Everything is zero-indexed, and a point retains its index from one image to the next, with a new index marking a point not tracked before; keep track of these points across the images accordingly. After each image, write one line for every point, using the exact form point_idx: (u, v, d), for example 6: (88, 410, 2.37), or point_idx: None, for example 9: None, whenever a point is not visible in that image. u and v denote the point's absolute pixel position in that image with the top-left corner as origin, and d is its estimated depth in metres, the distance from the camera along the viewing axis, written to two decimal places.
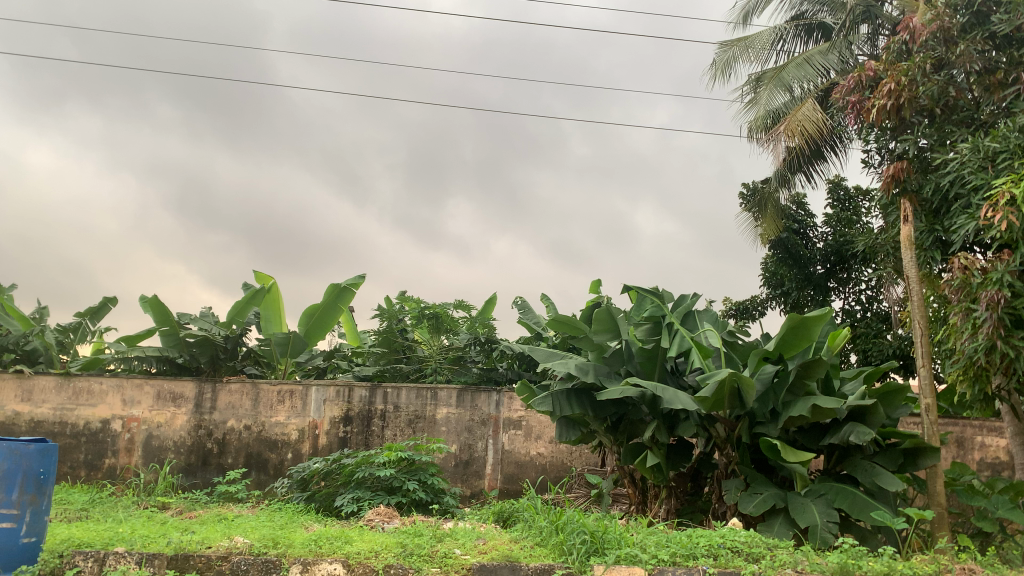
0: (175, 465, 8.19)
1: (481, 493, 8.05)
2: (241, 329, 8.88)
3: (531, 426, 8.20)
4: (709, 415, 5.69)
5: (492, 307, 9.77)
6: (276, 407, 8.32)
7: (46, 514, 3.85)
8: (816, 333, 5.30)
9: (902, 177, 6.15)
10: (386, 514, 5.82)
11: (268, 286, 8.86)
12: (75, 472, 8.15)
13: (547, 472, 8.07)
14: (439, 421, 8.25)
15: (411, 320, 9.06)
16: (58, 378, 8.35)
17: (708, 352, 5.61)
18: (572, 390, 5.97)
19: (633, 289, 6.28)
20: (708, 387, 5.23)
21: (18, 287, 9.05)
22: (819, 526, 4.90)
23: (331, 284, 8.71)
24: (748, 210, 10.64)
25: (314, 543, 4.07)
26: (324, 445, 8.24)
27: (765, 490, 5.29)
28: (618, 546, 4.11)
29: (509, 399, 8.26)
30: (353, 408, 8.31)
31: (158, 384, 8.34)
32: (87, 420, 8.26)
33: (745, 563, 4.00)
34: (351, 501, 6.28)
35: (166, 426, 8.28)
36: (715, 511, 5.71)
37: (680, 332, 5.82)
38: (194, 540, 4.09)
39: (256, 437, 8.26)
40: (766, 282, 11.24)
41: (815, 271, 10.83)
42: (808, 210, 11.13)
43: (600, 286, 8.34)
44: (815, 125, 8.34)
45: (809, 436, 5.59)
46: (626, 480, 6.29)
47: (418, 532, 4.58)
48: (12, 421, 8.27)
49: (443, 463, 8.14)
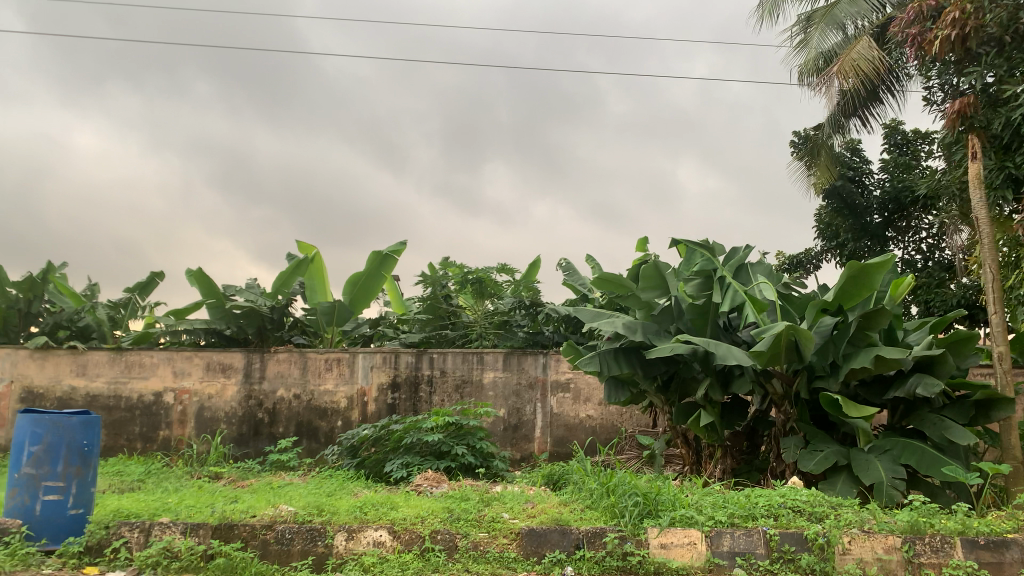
0: (227, 435, 8.27)
1: (531, 457, 7.96)
2: (287, 299, 8.88)
3: (579, 389, 8.06)
4: (765, 371, 5.45)
5: (537, 270, 9.60)
6: (324, 375, 8.32)
7: (92, 486, 3.82)
8: (879, 280, 4.99)
9: (969, 113, 5.70)
10: (435, 478, 5.75)
11: (311, 256, 8.84)
12: (132, 444, 8.28)
13: (597, 434, 7.95)
14: (486, 385, 8.15)
15: (456, 285, 8.94)
16: (111, 352, 8.45)
17: (762, 305, 5.36)
18: (620, 349, 5.78)
19: (682, 243, 6.02)
20: (764, 341, 4.98)
21: (69, 265, 9.20)
22: (885, 484, 4.67)
23: (373, 251, 8.63)
24: (800, 159, 10.20)
25: (360, 510, 3.99)
26: (373, 411, 8.23)
27: (827, 447, 5.07)
28: (672, 507, 3.93)
29: (556, 361, 8.12)
30: (400, 374, 8.25)
31: (207, 356, 8.39)
32: (140, 393, 8.37)
33: (808, 523, 3.79)
34: (400, 467, 6.25)
35: (216, 397, 8.35)
36: (773, 471, 5.50)
37: (732, 286, 5.56)
38: (238, 509, 4.03)
39: (305, 406, 8.28)
40: (820, 234, 10.83)
41: (872, 221, 10.40)
42: (863, 157, 10.63)
43: (647, 245, 8.14)
44: (872, 63, 7.86)
45: (871, 390, 5.32)
46: (679, 441, 6.10)
47: (465, 496, 4.48)
48: (69, 395, 8.42)
49: (492, 428, 8.04)
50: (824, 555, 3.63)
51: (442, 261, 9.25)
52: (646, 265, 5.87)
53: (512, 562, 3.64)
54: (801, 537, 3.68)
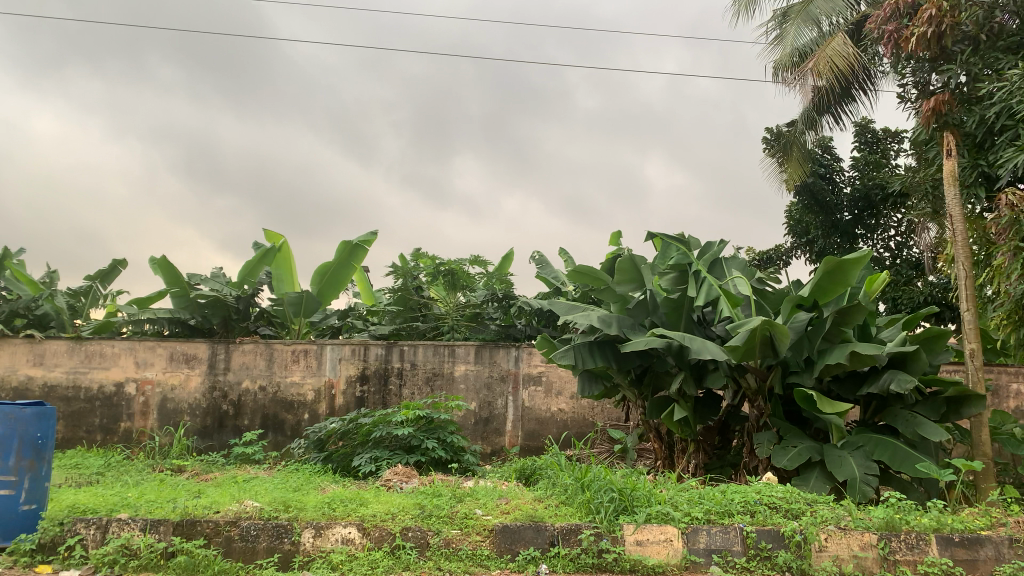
0: (190, 427, 8.07)
1: (501, 451, 7.88)
2: (253, 289, 8.68)
3: (551, 382, 7.99)
4: (740, 366, 5.42)
5: (509, 263, 9.51)
6: (291, 367, 8.14)
7: (46, 480, 3.66)
8: (855, 277, 4.98)
9: (944, 110, 5.72)
10: (405, 473, 5.63)
11: (279, 245, 8.65)
12: (91, 436, 8.04)
13: (568, 428, 7.89)
14: (457, 378, 8.04)
15: (427, 277, 8.81)
16: (70, 341, 8.19)
17: (737, 300, 5.32)
18: (595, 343, 5.71)
19: (658, 236, 5.97)
20: (740, 336, 4.94)
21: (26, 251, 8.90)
22: (858, 480, 4.66)
23: (343, 241, 8.46)
24: (773, 155, 10.21)
25: (328, 506, 3.86)
26: (341, 404, 8.08)
27: (801, 443, 5.05)
28: (648, 504, 3.87)
29: (528, 354, 8.04)
30: (370, 367, 8.11)
31: (171, 346, 8.17)
32: (100, 383, 8.12)
33: (784, 519, 3.76)
34: (369, 461, 6.12)
35: (180, 388, 8.13)
36: (747, 466, 5.48)
37: (708, 281, 5.51)
38: (201, 505, 3.87)
39: (272, 398, 8.10)
40: (790, 231, 10.97)
41: (842, 219, 10.47)
42: (834, 155, 10.70)
43: (620, 239, 8.10)
44: (847, 60, 7.85)
45: (845, 386, 5.32)
46: (652, 435, 6.07)
47: (438, 492, 4.37)
48: (26, 385, 8.14)
49: (463, 421, 7.94)
50: (801, 553, 3.60)
51: (413, 252, 9.10)
52: (622, 258, 5.78)
53: (485, 560, 3.55)
54: (778, 534, 3.65)
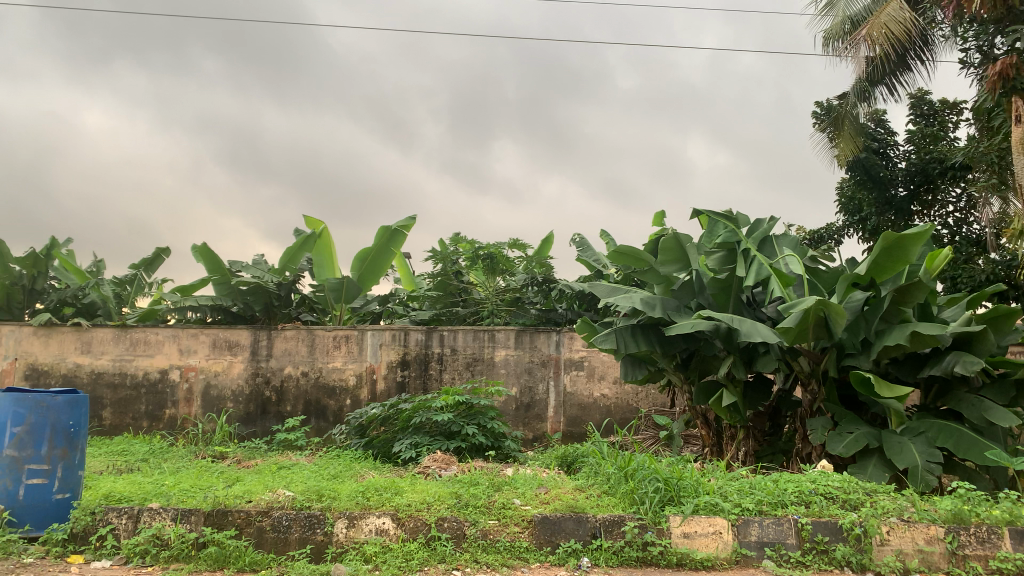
0: (233, 414, 8.08)
1: (544, 436, 7.73)
2: (294, 275, 8.65)
3: (593, 367, 7.81)
4: (792, 348, 5.16)
5: (549, 246, 9.32)
6: (332, 352, 8.10)
7: (79, 469, 3.62)
8: (915, 252, 4.68)
9: (1012, 74, 5.35)
10: (444, 460, 5.51)
11: (319, 231, 8.59)
12: (137, 423, 8.12)
13: (612, 414, 7.71)
14: (497, 363, 7.90)
15: (466, 261, 8.66)
16: (116, 330, 8.26)
17: (789, 280, 5.05)
18: (638, 326, 5.49)
19: (704, 214, 5.71)
20: (792, 317, 4.69)
21: (73, 241, 9.01)
22: (920, 468, 4.40)
23: (382, 226, 8.37)
24: (823, 130, 9.80)
25: (362, 495, 3.75)
26: (383, 390, 8.01)
27: (857, 429, 4.79)
28: (695, 494, 3.67)
29: (570, 339, 7.86)
30: (410, 352, 8.02)
31: (214, 333, 8.19)
32: (145, 371, 8.18)
33: (842, 511, 3.53)
34: (409, 447, 6.02)
35: (223, 375, 8.15)
36: (800, 454, 5.24)
37: (758, 259, 5.24)
38: (233, 494, 3.78)
39: (314, 384, 8.07)
40: (843, 208, 10.57)
41: (896, 195, 10.01)
42: (888, 128, 10.25)
43: (663, 219, 7.85)
44: (902, 26, 7.40)
45: (904, 368, 5.04)
46: (699, 421, 5.84)
47: (475, 481, 4.23)
48: (74, 373, 8.25)
49: (504, 407, 7.80)
50: (861, 547, 3.37)
51: (453, 237, 8.96)
52: (666, 237, 5.59)
53: (524, 552, 3.40)
54: (836, 527, 3.43)
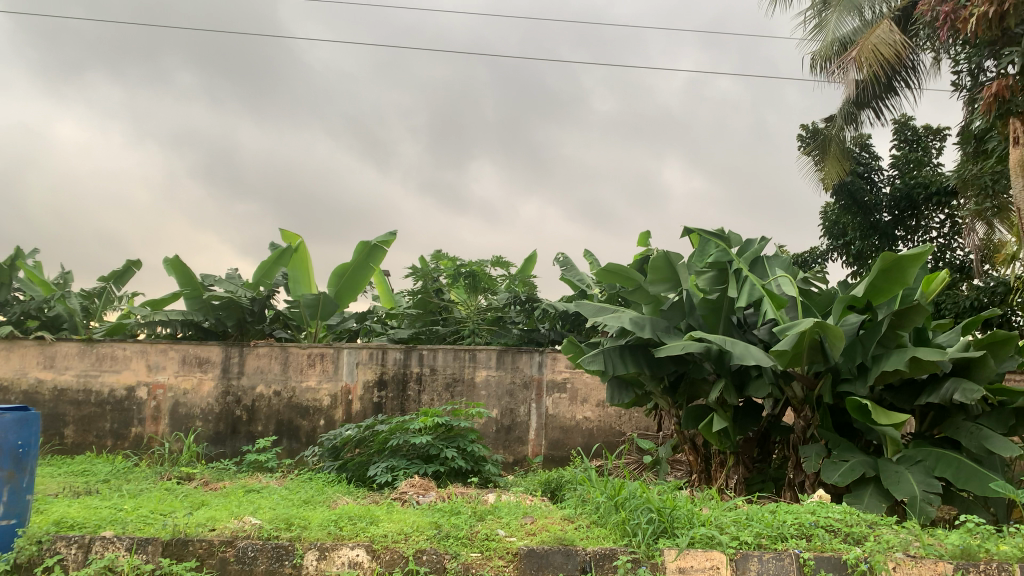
0: (202, 434, 7.76)
1: (524, 460, 7.48)
2: (269, 290, 8.38)
3: (576, 389, 7.60)
4: (785, 372, 4.99)
5: (532, 265, 9.14)
6: (307, 371, 7.82)
7: (27, 493, 3.33)
8: (913, 274, 4.53)
9: (1008, 95, 5.26)
10: (422, 485, 5.25)
11: (296, 245, 8.34)
12: (101, 442, 7.77)
13: (594, 438, 7.50)
14: (478, 384, 7.67)
15: (448, 279, 8.43)
16: (81, 344, 7.92)
17: (782, 301, 4.89)
18: (626, 347, 5.29)
19: (695, 232, 5.55)
20: (787, 339, 4.52)
21: (40, 251, 8.67)
22: (919, 498, 4.22)
23: (362, 240, 8.15)
24: (809, 153, 9.74)
25: (335, 524, 3.50)
26: (359, 410, 7.74)
27: (853, 458, 4.63)
28: (690, 525, 3.47)
29: (552, 359, 7.65)
30: (388, 372, 7.77)
31: (184, 348, 7.88)
32: (111, 387, 7.85)
33: (845, 546, 3.33)
34: (385, 471, 5.76)
35: (193, 393, 7.84)
36: (792, 482, 5.05)
37: (750, 280, 5.07)
38: (195, 521, 3.52)
39: (286, 403, 7.78)
40: (827, 232, 10.45)
41: (880, 219, 9.93)
42: (872, 153, 10.22)
43: (649, 239, 7.70)
44: (893, 48, 7.33)
45: (900, 395, 4.89)
46: (687, 447, 5.63)
47: (456, 509, 3.99)
48: (35, 389, 7.88)
49: (484, 429, 7.56)
50: None
51: (434, 254, 8.75)
52: (655, 255, 5.40)
53: None
54: (839, 562, 3.22)
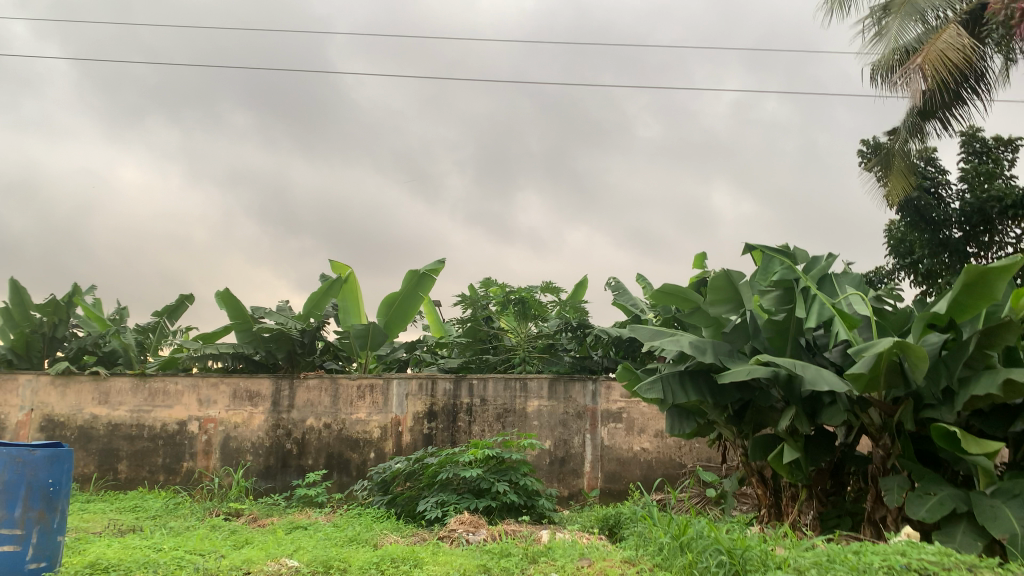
0: (252, 468, 7.65)
1: (580, 494, 7.16)
2: (319, 321, 8.28)
3: (632, 419, 7.27)
4: (861, 398, 4.61)
5: (583, 291, 8.87)
6: (356, 403, 7.67)
7: (59, 534, 3.21)
8: (1002, 288, 4.11)
9: None
10: (472, 522, 4.99)
11: (345, 275, 8.24)
12: (153, 477, 7.72)
13: (653, 470, 7.15)
14: (530, 415, 7.40)
15: (497, 307, 8.19)
16: (134, 379, 7.92)
17: (855, 321, 4.53)
18: (686, 373, 4.98)
19: (757, 249, 5.23)
20: (863, 362, 4.16)
21: (95, 288, 8.76)
22: (1020, 536, 3.80)
23: (409, 269, 8.01)
24: (871, 169, 9.29)
25: (376, 568, 3.28)
26: (408, 443, 7.53)
27: (941, 491, 4.23)
28: (765, 568, 3.15)
29: (607, 388, 7.34)
30: (437, 403, 7.56)
31: (234, 382, 7.81)
32: (163, 422, 7.81)
33: None
34: (434, 506, 5.53)
35: (243, 427, 7.75)
36: (872, 517, 4.64)
37: (819, 299, 4.73)
38: (230, 565, 3.36)
39: (336, 436, 7.63)
40: (893, 251, 9.97)
41: (951, 235, 9.37)
42: (939, 166, 9.73)
43: (704, 261, 7.38)
44: (960, 52, 6.94)
45: (990, 422, 4.47)
46: (755, 480, 5.27)
47: (507, 550, 3.72)
48: (90, 424, 7.89)
49: (537, 462, 7.27)
50: None
51: (483, 282, 8.55)
52: (715, 275, 5.11)
53: None
54: None
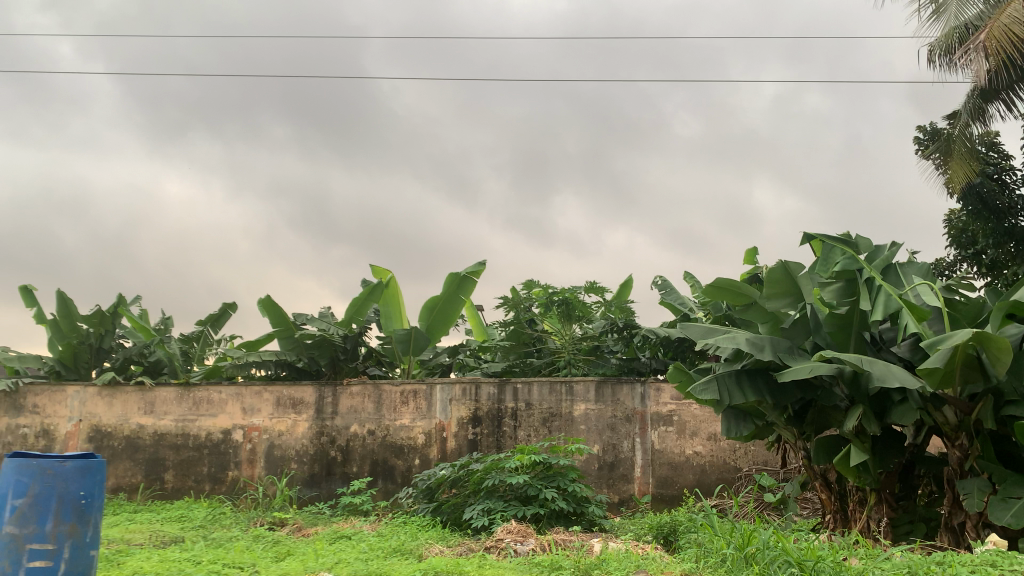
0: (297, 477, 7.56)
1: (631, 500, 6.91)
2: (361, 327, 8.16)
3: (684, 422, 6.99)
4: (935, 396, 4.29)
5: (629, 290, 8.62)
6: (400, 409, 7.53)
7: (92, 548, 3.07)
8: None
9: None
10: (519, 531, 4.79)
11: (386, 280, 8.12)
12: (199, 486, 7.69)
13: (706, 474, 6.87)
14: (577, 419, 7.17)
15: (540, 309, 7.95)
16: (179, 389, 7.90)
17: (925, 313, 4.21)
18: (743, 372, 4.71)
19: (816, 239, 4.94)
20: (937, 356, 3.85)
21: (139, 299, 8.78)
22: None
23: (450, 272, 7.85)
24: (930, 156, 8.87)
25: None
26: (453, 449, 7.36)
27: None
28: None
29: (656, 390, 7.08)
30: (482, 408, 7.37)
31: (278, 390, 7.74)
32: (208, 431, 7.78)
33: None
34: (481, 514, 5.34)
35: (287, 434, 7.67)
36: (950, 523, 4.30)
37: (884, 290, 4.42)
38: None
39: (381, 443, 7.50)
40: (954, 241, 9.51)
41: (1017, 224, 8.84)
42: (1003, 151, 9.22)
43: (755, 255, 7.08)
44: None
45: None
46: (818, 484, 4.96)
47: (556, 563, 3.51)
48: (137, 434, 7.88)
49: (586, 467, 7.04)
50: None
51: (526, 283, 8.33)
52: (772, 268, 4.85)
53: None
54: None
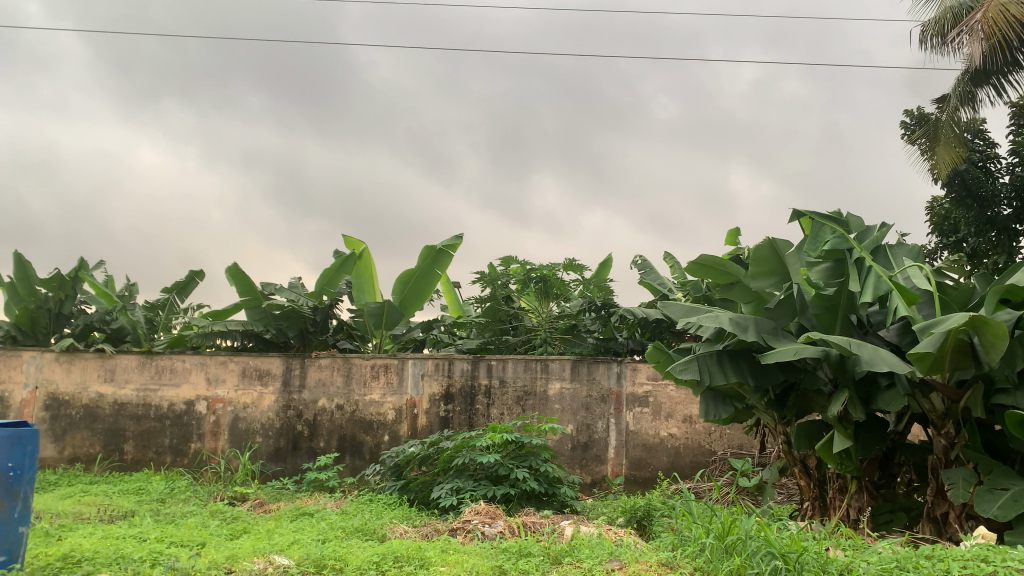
0: (261, 450, 7.31)
1: (604, 481, 6.76)
2: (331, 299, 7.89)
3: (660, 403, 6.83)
4: (922, 382, 4.14)
5: (608, 269, 8.41)
6: (370, 384, 7.29)
7: (20, 524, 2.84)
8: None
9: None
10: (488, 513, 4.56)
11: (358, 251, 7.84)
12: (160, 458, 7.42)
13: (681, 456, 6.73)
14: (552, 398, 6.98)
15: (517, 285, 7.71)
16: (140, 356, 7.58)
17: (916, 296, 4.04)
18: (725, 353, 4.53)
19: (806, 216, 4.74)
20: (930, 340, 3.68)
21: (102, 263, 8.44)
22: None
23: (426, 244, 7.60)
24: (916, 141, 8.71)
25: None
26: (424, 426, 7.16)
27: (1015, 486, 3.78)
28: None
29: (632, 370, 6.90)
30: (454, 385, 7.16)
31: (244, 360, 7.46)
32: (170, 402, 7.49)
33: None
34: (449, 493, 5.14)
35: (252, 407, 7.41)
36: (932, 514, 4.17)
37: (874, 272, 4.25)
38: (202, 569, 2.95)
39: (349, 418, 7.27)
40: (935, 228, 9.42)
41: (999, 213, 8.68)
42: (988, 139, 9.08)
43: (738, 237, 6.90)
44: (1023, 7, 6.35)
45: None
46: (797, 470, 4.83)
47: (524, 549, 3.31)
48: (95, 403, 7.57)
49: (558, 447, 6.87)
50: None
51: (503, 258, 8.10)
52: (759, 245, 4.66)
53: None
54: None
